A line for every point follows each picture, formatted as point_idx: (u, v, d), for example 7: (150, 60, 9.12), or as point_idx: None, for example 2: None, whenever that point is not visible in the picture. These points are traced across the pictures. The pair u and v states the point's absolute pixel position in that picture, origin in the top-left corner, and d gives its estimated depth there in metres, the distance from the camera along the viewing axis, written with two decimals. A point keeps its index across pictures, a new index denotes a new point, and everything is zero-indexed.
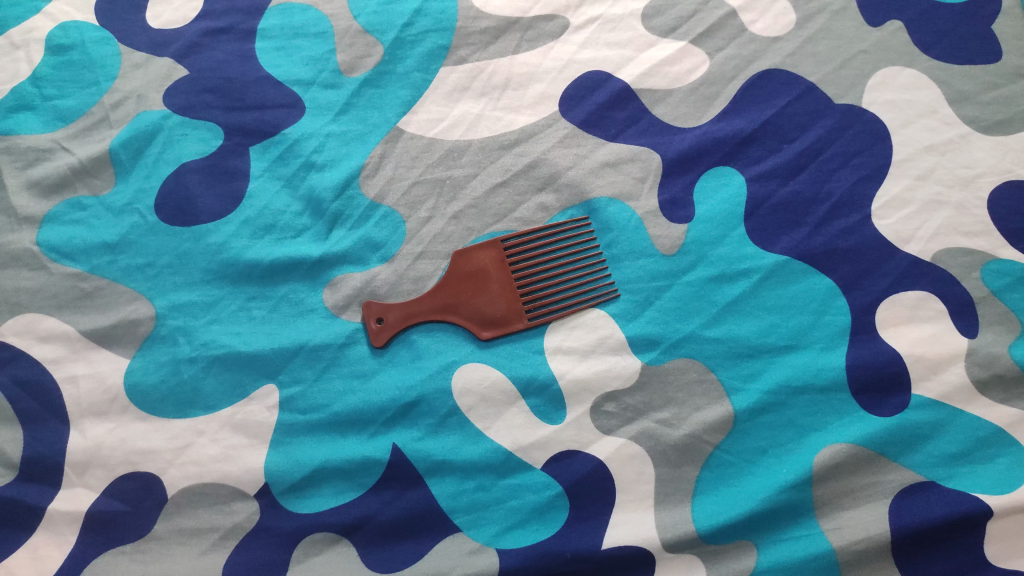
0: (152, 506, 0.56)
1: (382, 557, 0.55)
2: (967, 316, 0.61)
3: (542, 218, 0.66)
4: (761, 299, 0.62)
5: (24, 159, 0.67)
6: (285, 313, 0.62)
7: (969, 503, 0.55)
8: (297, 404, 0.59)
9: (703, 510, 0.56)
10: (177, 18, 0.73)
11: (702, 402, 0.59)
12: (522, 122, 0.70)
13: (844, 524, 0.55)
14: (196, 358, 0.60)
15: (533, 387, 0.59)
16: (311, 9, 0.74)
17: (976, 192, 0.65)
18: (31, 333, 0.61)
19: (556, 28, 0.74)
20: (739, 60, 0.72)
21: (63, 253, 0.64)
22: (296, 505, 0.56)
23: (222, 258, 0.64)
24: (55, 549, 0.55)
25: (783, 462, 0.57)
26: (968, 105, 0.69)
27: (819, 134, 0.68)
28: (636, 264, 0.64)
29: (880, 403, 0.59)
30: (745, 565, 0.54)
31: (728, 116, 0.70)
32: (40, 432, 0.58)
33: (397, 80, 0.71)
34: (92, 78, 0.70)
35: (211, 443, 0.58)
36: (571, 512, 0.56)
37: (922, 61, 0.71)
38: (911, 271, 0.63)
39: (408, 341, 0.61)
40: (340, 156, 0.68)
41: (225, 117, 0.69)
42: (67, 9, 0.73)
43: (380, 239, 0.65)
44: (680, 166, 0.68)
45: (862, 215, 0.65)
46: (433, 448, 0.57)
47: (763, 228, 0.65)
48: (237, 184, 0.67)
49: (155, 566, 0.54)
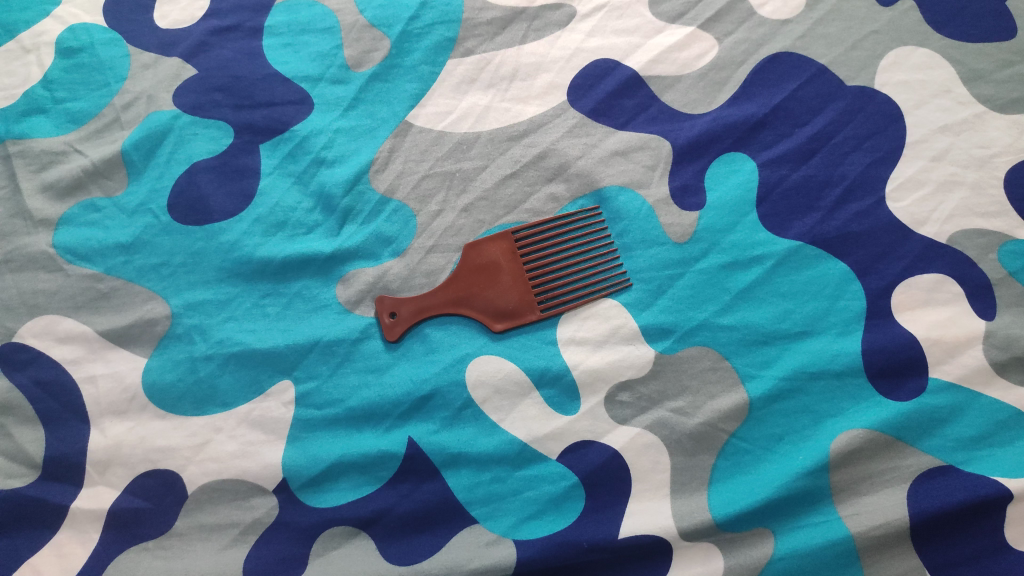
0: (172, 503, 0.57)
1: (400, 549, 0.55)
2: (984, 299, 0.61)
3: (552, 209, 0.66)
4: (776, 285, 0.62)
5: (38, 162, 0.68)
6: (299, 310, 0.63)
7: (989, 487, 0.54)
8: (313, 399, 0.60)
9: (720, 499, 0.55)
10: (185, 17, 0.74)
11: (717, 390, 0.59)
12: (530, 113, 0.69)
13: (862, 510, 0.55)
14: (213, 356, 0.61)
15: (547, 378, 0.59)
16: (317, 5, 0.74)
17: (992, 172, 0.64)
18: (50, 334, 0.62)
19: (563, 17, 0.73)
20: (748, 44, 0.71)
21: (79, 255, 0.64)
22: (314, 499, 0.57)
23: (235, 256, 0.64)
24: (79, 547, 0.56)
25: (800, 449, 0.57)
26: (983, 83, 0.68)
27: (831, 117, 0.68)
28: (648, 252, 0.64)
29: (898, 387, 0.58)
30: (764, 553, 0.54)
31: (738, 101, 0.69)
32: (61, 432, 0.59)
33: (405, 73, 0.71)
34: (102, 80, 0.71)
35: (229, 440, 0.58)
36: (587, 501, 0.56)
37: (935, 40, 0.70)
38: (927, 253, 0.62)
39: (421, 335, 0.62)
40: (349, 151, 0.68)
41: (234, 115, 0.69)
42: (75, 12, 0.74)
43: (391, 234, 0.65)
44: (691, 153, 0.67)
45: (877, 199, 0.64)
46: (449, 441, 0.58)
47: (776, 213, 0.64)
48: (248, 182, 0.67)
49: (176, 562, 0.55)
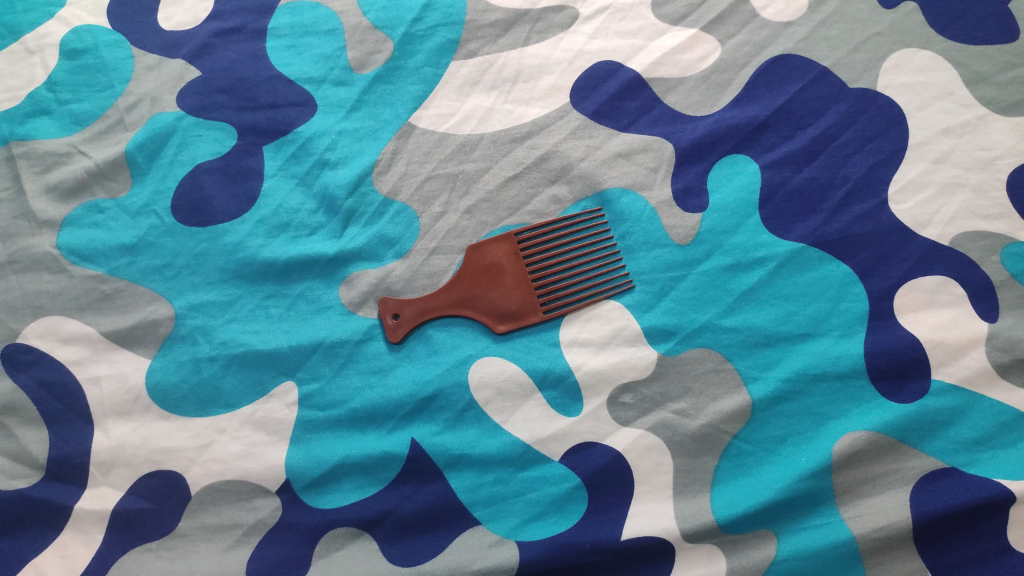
0: (176, 504, 0.57)
1: (403, 551, 0.55)
2: (987, 301, 0.61)
3: (555, 210, 0.66)
4: (778, 287, 0.62)
5: (42, 163, 0.68)
6: (302, 311, 0.63)
7: (991, 489, 0.54)
8: (316, 400, 0.60)
9: (722, 500, 0.56)
10: (189, 19, 0.74)
11: (720, 392, 0.59)
12: (533, 115, 0.69)
13: (864, 512, 0.55)
14: (216, 357, 0.61)
15: (549, 380, 0.60)
16: (320, 7, 0.75)
17: (994, 174, 0.64)
18: (54, 335, 0.62)
19: (566, 19, 0.73)
20: (751, 47, 0.71)
21: (83, 256, 0.64)
22: (317, 500, 0.57)
23: (238, 257, 0.64)
24: (82, 547, 0.56)
25: (803, 451, 0.57)
26: (985, 85, 0.68)
27: (834, 119, 0.68)
28: (651, 254, 0.64)
29: (900, 389, 0.58)
30: (766, 554, 0.54)
31: (741, 104, 0.69)
32: (64, 433, 0.59)
33: (408, 75, 0.71)
34: (106, 81, 0.71)
35: (232, 441, 0.58)
36: (589, 503, 0.56)
37: (937, 43, 0.70)
38: (930, 255, 0.62)
39: (424, 336, 0.62)
40: (352, 153, 0.68)
41: (238, 117, 0.69)
42: (79, 14, 0.74)
43: (394, 235, 0.65)
44: (694, 154, 0.67)
45: (879, 201, 0.64)
46: (451, 443, 0.58)
47: (779, 215, 0.65)
48: (251, 183, 0.67)
49: (179, 563, 0.55)
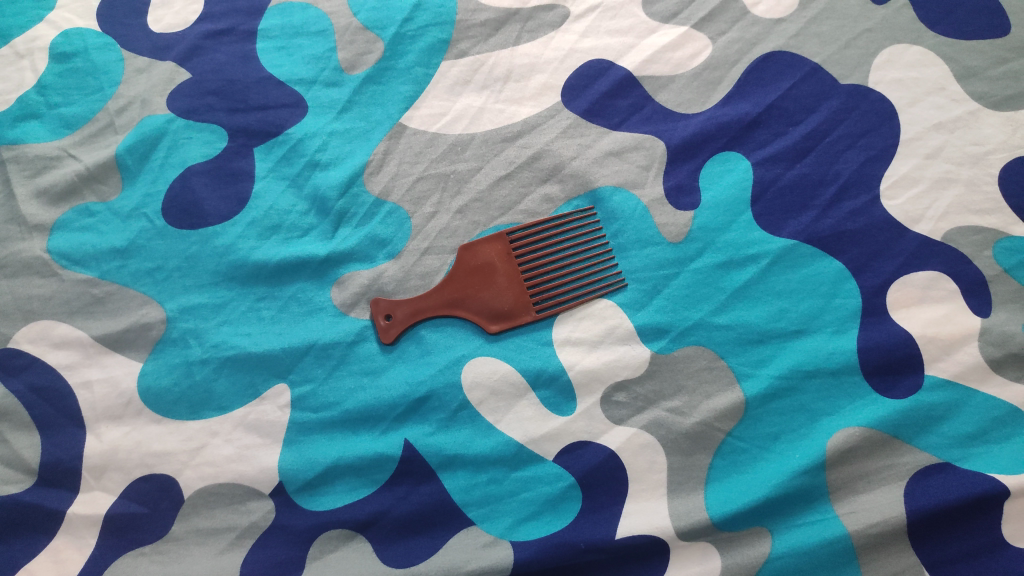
0: (169, 507, 0.57)
1: (397, 552, 0.55)
2: (980, 296, 0.61)
3: (547, 209, 0.66)
4: (770, 284, 0.62)
5: (32, 167, 0.67)
6: (294, 313, 0.63)
7: (985, 484, 0.54)
8: (309, 401, 0.60)
9: (716, 498, 0.55)
10: (178, 21, 0.74)
11: (713, 390, 0.59)
12: (525, 114, 0.69)
13: (859, 508, 0.55)
14: (208, 360, 0.60)
15: (542, 379, 0.59)
16: (311, 8, 0.74)
17: (986, 169, 0.64)
18: (45, 340, 0.62)
19: (556, 18, 0.73)
20: (742, 43, 0.71)
21: (73, 260, 0.64)
22: (311, 503, 0.57)
23: (229, 259, 0.64)
24: (75, 552, 0.56)
25: (796, 448, 0.57)
26: (976, 80, 0.68)
27: (825, 115, 0.68)
28: (643, 252, 0.64)
29: (893, 385, 0.58)
30: (761, 551, 0.54)
31: (732, 101, 0.69)
32: (57, 437, 0.59)
33: (398, 76, 0.71)
34: (97, 85, 0.71)
35: (225, 444, 0.58)
36: (584, 502, 0.56)
37: (928, 38, 0.70)
38: (922, 251, 0.62)
39: (417, 337, 0.62)
40: (343, 154, 0.68)
41: (228, 119, 0.69)
42: (69, 17, 0.74)
43: (386, 236, 0.65)
44: (685, 152, 0.67)
45: (871, 196, 0.64)
46: (445, 443, 0.58)
47: (771, 212, 0.64)
48: (243, 185, 0.67)
49: (173, 567, 0.55)
